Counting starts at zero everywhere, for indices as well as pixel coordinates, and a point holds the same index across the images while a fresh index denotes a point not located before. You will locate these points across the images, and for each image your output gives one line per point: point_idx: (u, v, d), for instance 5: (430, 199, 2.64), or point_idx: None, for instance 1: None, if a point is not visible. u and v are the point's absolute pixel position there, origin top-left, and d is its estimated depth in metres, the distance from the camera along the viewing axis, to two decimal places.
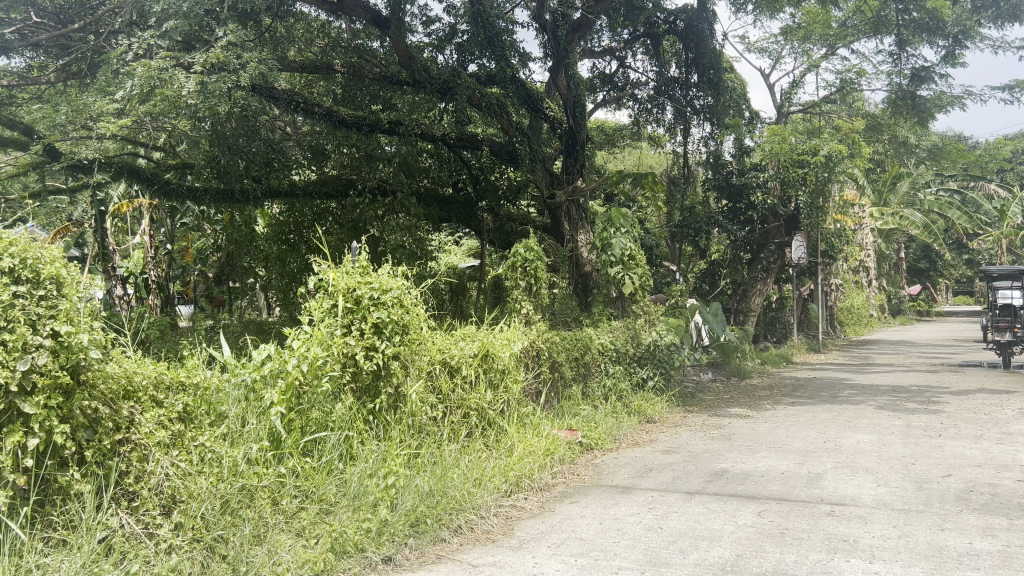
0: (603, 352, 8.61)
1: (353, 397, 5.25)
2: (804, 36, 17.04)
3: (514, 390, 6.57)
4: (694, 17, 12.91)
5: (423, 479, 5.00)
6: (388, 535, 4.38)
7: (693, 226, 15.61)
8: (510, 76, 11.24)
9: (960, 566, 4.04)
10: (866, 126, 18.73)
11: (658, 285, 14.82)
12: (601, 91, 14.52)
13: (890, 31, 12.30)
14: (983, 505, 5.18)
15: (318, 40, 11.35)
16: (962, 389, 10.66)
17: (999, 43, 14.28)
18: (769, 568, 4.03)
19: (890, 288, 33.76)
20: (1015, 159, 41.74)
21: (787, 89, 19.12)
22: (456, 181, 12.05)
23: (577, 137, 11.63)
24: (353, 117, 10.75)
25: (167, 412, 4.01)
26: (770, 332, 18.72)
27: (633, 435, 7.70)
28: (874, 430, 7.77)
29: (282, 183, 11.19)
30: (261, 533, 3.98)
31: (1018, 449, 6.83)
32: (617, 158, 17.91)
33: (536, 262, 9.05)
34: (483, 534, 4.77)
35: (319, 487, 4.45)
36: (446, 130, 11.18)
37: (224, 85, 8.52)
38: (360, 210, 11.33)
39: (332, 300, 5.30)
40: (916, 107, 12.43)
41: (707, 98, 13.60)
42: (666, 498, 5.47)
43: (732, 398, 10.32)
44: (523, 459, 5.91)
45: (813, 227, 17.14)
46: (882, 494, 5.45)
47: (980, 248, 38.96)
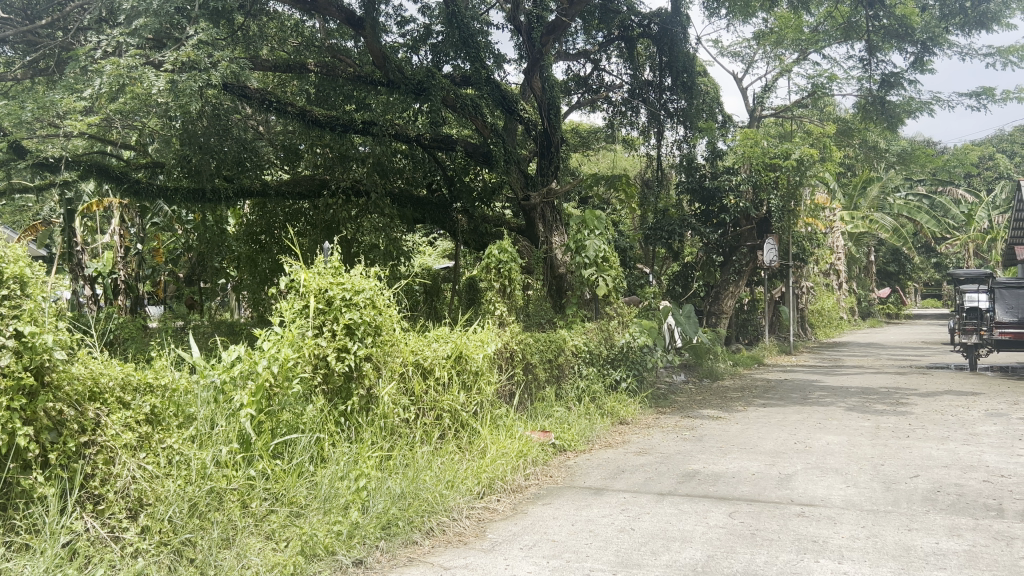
0: (576, 353, 8.60)
1: (325, 399, 5.20)
2: (777, 40, 17.22)
3: (487, 391, 6.55)
4: (668, 22, 12.93)
5: (395, 481, 4.98)
6: (359, 538, 4.37)
7: (666, 229, 15.69)
8: (486, 77, 11.11)
9: (927, 566, 4.08)
10: (837, 130, 18.91)
11: (631, 287, 14.95)
12: (576, 94, 14.54)
13: (861, 36, 12.38)
14: (950, 505, 5.25)
15: (291, 39, 11.24)
16: (929, 390, 10.85)
17: (967, 50, 14.48)
18: (740, 568, 4.06)
19: (860, 291, 34.20)
20: (983, 164, 42.40)
21: (759, 94, 19.30)
22: (430, 183, 12.13)
23: (552, 139, 11.63)
24: (326, 117, 10.70)
25: (135, 413, 3.94)
26: (742, 334, 18.81)
27: (605, 436, 7.75)
28: (844, 430, 7.90)
29: (254, 182, 11.04)
30: (230, 536, 3.95)
31: (984, 449, 6.96)
32: (591, 160, 18.00)
33: (510, 264, 9.02)
34: (455, 536, 4.75)
35: (290, 490, 4.42)
36: (420, 130, 11.30)
37: (195, 85, 8.40)
38: (333, 210, 11.25)
39: (303, 301, 5.23)
40: (886, 112, 12.64)
41: (681, 102, 13.64)
42: (639, 499, 5.49)
43: (704, 399, 10.44)
44: (496, 461, 5.91)
45: (785, 230, 17.30)
46: (852, 494, 5.52)
47: (949, 252, 39.62)
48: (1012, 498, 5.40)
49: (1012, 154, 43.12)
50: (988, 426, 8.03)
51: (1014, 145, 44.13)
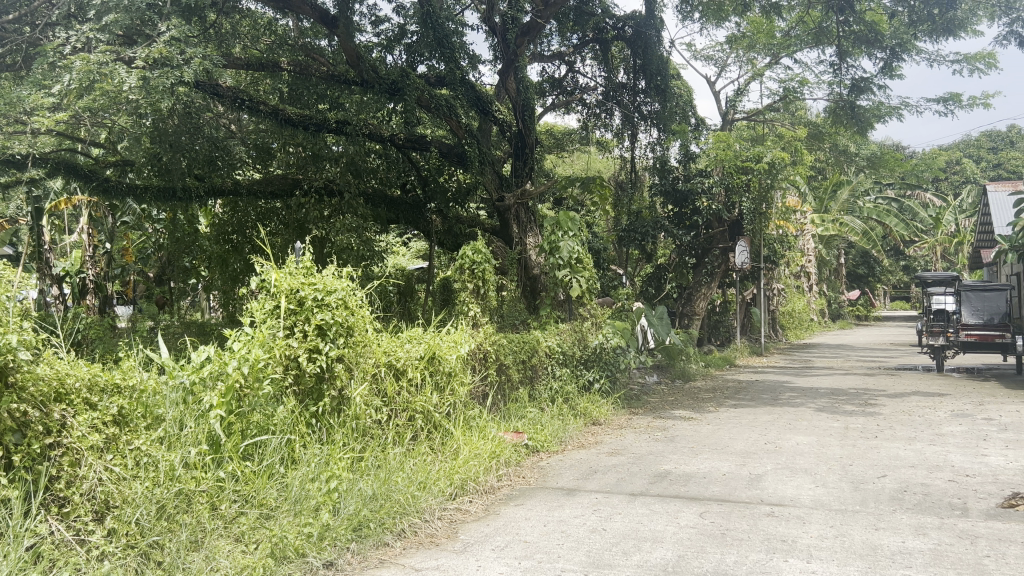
0: (550, 354, 8.61)
1: (295, 401, 5.16)
2: (749, 44, 17.35)
3: (460, 391, 6.54)
4: (643, 25, 13.05)
5: (366, 483, 4.96)
6: (330, 539, 4.34)
7: (639, 231, 15.80)
8: (460, 78, 11.01)
9: (893, 565, 4.14)
10: (808, 134, 19.11)
11: (605, 289, 15.01)
12: (550, 95, 14.49)
13: (831, 41, 12.51)
14: (916, 505, 5.32)
15: (265, 37, 11.06)
16: (897, 391, 11.00)
17: (935, 56, 14.69)
18: (710, 569, 4.08)
19: (830, 293, 34.60)
20: (950, 168, 42.97)
21: (731, 97, 19.48)
22: (404, 183, 12.06)
23: (526, 140, 11.64)
24: (299, 116, 10.67)
25: (102, 415, 3.87)
26: (714, 335, 18.97)
27: (579, 437, 7.79)
28: (813, 431, 7.98)
29: (226, 181, 10.85)
30: (199, 539, 3.93)
31: (950, 449, 7.07)
32: (565, 162, 18.04)
33: (484, 264, 9.03)
34: (427, 538, 4.75)
35: (259, 492, 4.39)
36: (395, 130, 11.34)
37: (168, 81, 8.27)
38: (306, 210, 11.19)
39: (274, 301, 5.17)
40: (856, 116, 12.79)
41: (654, 104, 13.68)
42: (611, 500, 5.51)
43: (676, 399, 10.50)
44: (468, 462, 5.90)
45: (756, 232, 17.49)
46: (821, 494, 5.58)
47: (917, 255, 40.19)
48: (976, 498, 5.49)
49: (978, 158, 43.81)
50: (954, 426, 8.18)
51: (979, 150, 44.81)
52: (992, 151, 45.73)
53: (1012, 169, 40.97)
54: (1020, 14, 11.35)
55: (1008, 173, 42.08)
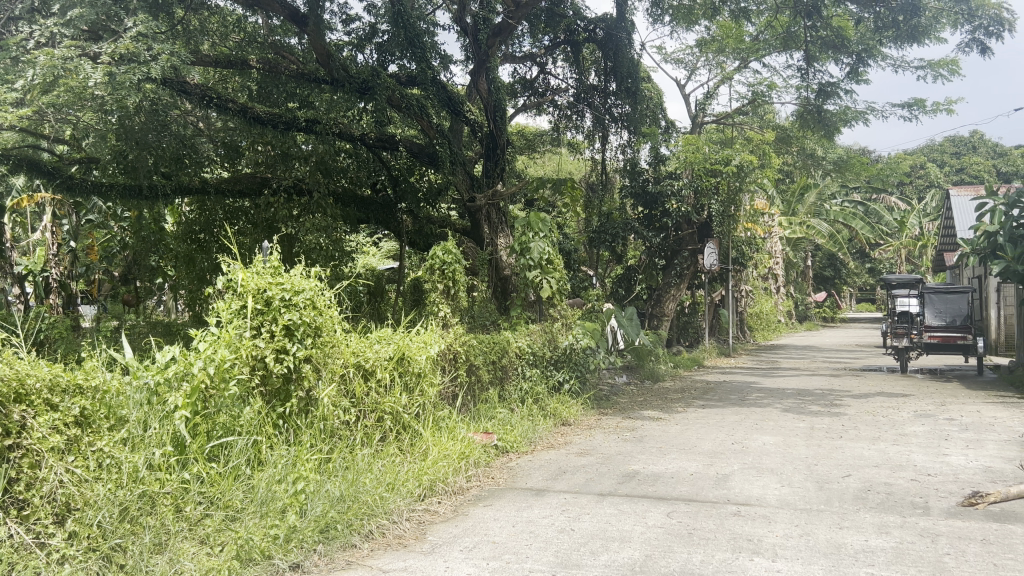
0: (520, 355, 8.61)
1: (262, 401, 5.11)
2: (719, 48, 17.48)
3: (430, 392, 6.51)
4: (614, 27, 13.14)
5: (333, 484, 4.93)
6: (296, 541, 4.31)
7: (610, 232, 15.87)
8: (431, 78, 10.96)
9: (856, 563, 4.20)
10: (777, 137, 19.30)
11: (576, 290, 15.07)
12: (522, 96, 14.47)
13: (799, 46, 12.64)
14: (879, 504, 5.41)
15: (234, 35, 10.99)
16: (862, 392, 11.16)
17: (899, 62, 14.91)
18: (676, 568, 4.11)
19: (798, 295, 35.02)
20: (914, 172, 43.66)
21: (701, 100, 19.63)
22: (375, 183, 12.02)
23: (498, 141, 11.61)
24: (268, 113, 10.56)
25: (63, 416, 3.79)
26: (683, 336, 19.10)
27: (548, 437, 7.81)
28: (779, 431, 8.07)
29: (194, 180, 10.73)
30: (163, 541, 3.90)
31: (912, 449, 7.18)
32: (537, 163, 18.07)
33: (455, 264, 8.97)
34: (394, 538, 4.74)
35: (225, 493, 4.36)
36: (365, 130, 11.23)
37: (134, 76, 8.11)
38: (274, 209, 11.06)
39: (240, 301, 5.08)
40: (822, 121, 12.94)
41: (625, 107, 13.75)
42: (579, 500, 5.53)
43: (644, 400, 10.57)
44: (437, 463, 5.88)
45: (725, 234, 17.68)
46: (786, 494, 5.64)
47: (882, 257, 40.81)
48: (937, 497, 5.59)
49: (941, 162, 44.47)
50: (916, 426, 8.31)
51: (943, 155, 45.55)
52: (956, 156, 46.49)
53: (973, 173, 41.73)
54: (981, 21, 11.36)
55: (971, 177, 42.84)
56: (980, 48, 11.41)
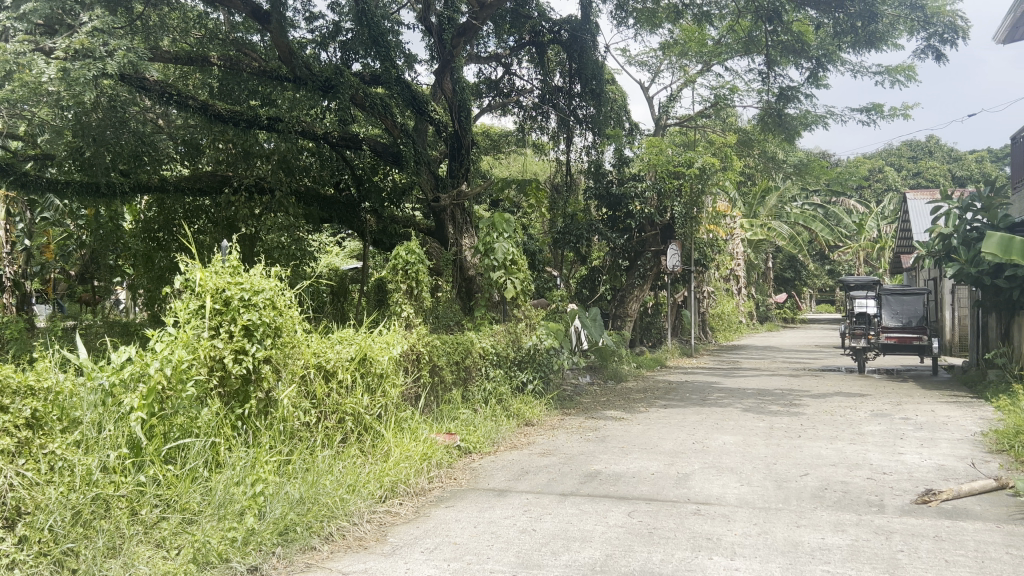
0: (484, 355, 8.59)
1: (220, 402, 5.04)
2: (682, 51, 17.62)
3: (392, 393, 6.48)
4: (579, 29, 13.15)
5: (293, 486, 4.88)
6: (255, 544, 4.27)
7: (574, 233, 15.80)
8: (395, 76, 10.94)
9: (813, 561, 4.27)
10: (739, 140, 19.47)
11: (540, 291, 15.10)
12: (487, 96, 14.47)
13: (760, 50, 12.81)
14: (835, 502, 5.49)
15: (194, 31, 10.86)
16: (821, 392, 11.33)
17: (858, 67, 15.18)
18: (636, 567, 4.14)
19: (759, 297, 35.44)
20: (873, 176, 44.39)
21: (664, 103, 19.80)
22: (338, 182, 11.92)
23: (463, 141, 11.57)
24: (229, 111, 10.43)
25: (13, 418, 3.70)
26: (646, 336, 19.23)
27: (511, 438, 7.82)
28: (740, 430, 8.16)
29: (152, 177, 10.60)
30: (117, 545, 3.84)
31: (868, 448, 7.30)
32: (502, 163, 18.07)
33: (417, 264, 8.92)
34: (355, 541, 4.71)
35: (182, 496, 4.29)
36: (328, 128, 11.14)
37: (89, 72, 7.92)
38: (235, 208, 10.94)
39: (199, 301, 4.99)
40: (782, 124, 13.13)
41: (589, 108, 13.83)
42: (541, 500, 5.54)
43: (607, 400, 10.62)
44: (399, 465, 5.85)
45: (687, 236, 17.86)
46: (745, 494, 5.69)
47: (842, 259, 41.47)
48: (892, 495, 5.70)
49: (899, 166, 45.23)
50: (873, 425, 8.45)
51: (901, 159, 46.33)
52: (913, 160, 47.35)
53: (930, 178, 42.61)
54: (936, 28, 11.59)
55: (927, 181, 43.67)
56: (935, 55, 11.66)
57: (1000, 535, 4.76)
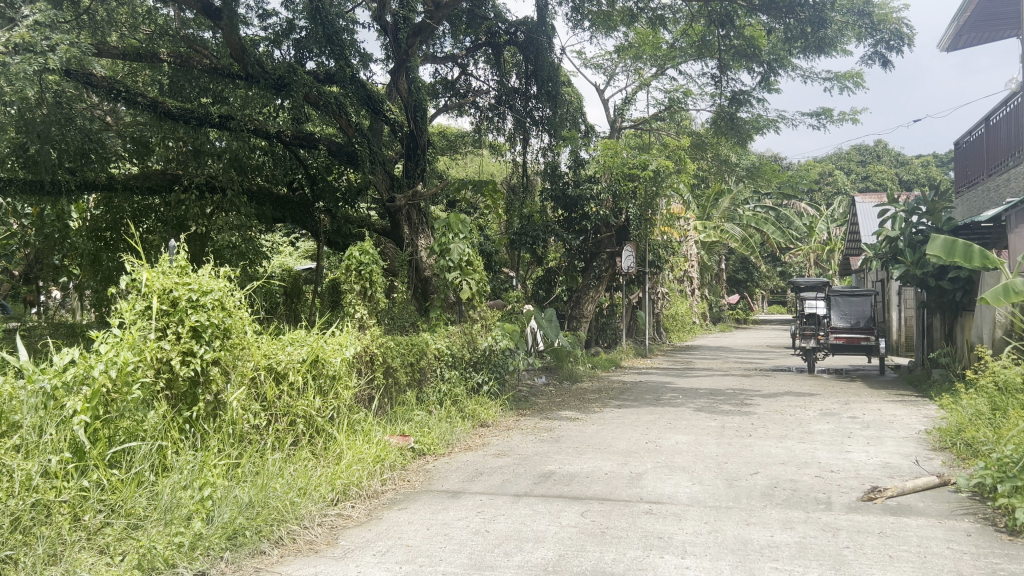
0: (438, 357, 8.57)
1: (167, 405, 4.96)
2: (636, 54, 17.72)
3: (345, 396, 6.41)
4: (535, 30, 13.10)
5: (242, 490, 4.81)
6: (202, 549, 4.19)
7: (530, 235, 15.88)
8: (350, 75, 10.83)
9: (762, 558, 4.33)
10: (692, 142, 19.67)
11: (496, 291, 15.11)
12: (443, 97, 14.39)
13: (712, 54, 12.95)
14: (784, 500, 5.59)
15: (143, 27, 10.57)
16: (771, 391, 11.51)
17: (807, 73, 15.47)
18: (589, 567, 4.16)
19: (712, 298, 35.88)
20: (824, 179, 45.20)
21: (619, 106, 19.93)
22: (292, 181, 11.77)
23: (418, 141, 11.59)
24: (179, 109, 10.29)
25: None
26: (601, 337, 19.33)
27: (465, 439, 7.79)
28: (692, 430, 8.25)
29: (99, 176, 10.37)
30: (58, 552, 3.77)
31: (816, 447, 7.43)
32: (458, 164, 18.03)
33: (371, 265, 8.86)
34: (305, 544, 4.66)
35: (127, 500, 4.21)
36: (281, 127, 10.99)
37: (29, 68, 7.70)
38: (185, 206, 10.67)
39: (145, 301, 4.89)
40: (734, 128, 13.28)
41: (546, 110, 13.85)
42: (495, 501, 5.54)
43: (562, 401, 10.65)
44: (352, 467, 5.79)
45: (642, 238, 18.04)
46: (696, 493, 5.75)
47: (794, 261, 42.15)
48: (839, 492, 5.81)
49: (848, 170, 46.07)
50: (822, 424, 8.61)
51: (850, 162, 47.22)
52: (862, 164, 48.29)
53: (878, 181, 43.59)
54: (883, 35, 11.87)
55: (876, 185, 44.59)
56: (883, 62, 11.89)
57: (942, 530, 4.89)
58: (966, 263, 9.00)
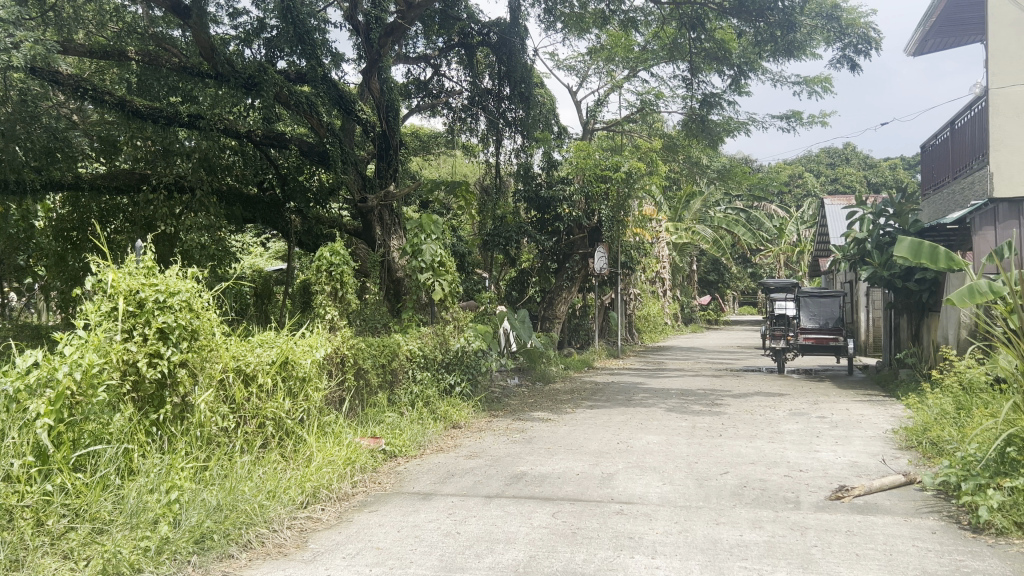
0: (410, 358, 8.55)
1: (134, 408, 4.90)
2: (609, 57, 17.78)
3: (315, 397, 6.37)
4: (507, 32, 13.11)
5: (210, 493, 4.77)
6: (169, 553, 4.15)
7: (503, 235, 15.88)
8: (322, 75, 10.76)
9: (731, 557, 4.37)
10: (665, 145, 19.79)
11: (469, 292, 15.10)
12: (415, 97, 14.32)
13: (684, 57, 13.04)
14: (754, 499, 5.64)
15: (112, 24, 10.55)
16: (742, 392, 11.60)
17: (778, 77, 15.65)
18: (560, 568, 4.17)
19: (684, 299, 36.12)
20: (793, 182, 45.69)
21: (592, 107, 19.99)
22: (261, 181, 11.72)
23: (391, 141, 11.48)
24: (148, 108, 10.21)
25: None
26: (574, 338, 19.40)
27: (437, 441, 7.77)
28: (664, 430, 8.30)
29: (65, 175, 10.19)
30: (20, 558, 3.73)
31: (786, 446, 7.51)
32: (430, 165, 17.99)
33: (342, 266, 8.79)
34: (274, 548, 4.62)
35: (92, 505, 4.16)
36: (251, 127, 10.88)
37: None
38: (155, 206, 10.66)
39: (111, 303, 4.81)
40: (705, 130, 13.40)
41: (519, 112, 13.92)
42: (467, 503, 5.54)
43: (535, 402, 10.67)
44: (321, 470, 5.76)
45: (614, 239, 18.13)
46: (667, 493, 5.78)
47: (764, 262, 42.55)
48: (808, 491, 5.88)
49: (817, 172, 46.58)
50: (791, 424, 8.69)
51: (819, 165, 47.72)
52: (830, 166, 48.86)
53: (847, 184, 44.14)
54: (851, 39, 12.03)
55: (844, 188, 45.12)
56: (850, 65, 12.08)
57: (908, 528, 4.96)
58: (932, 265, 9.10)
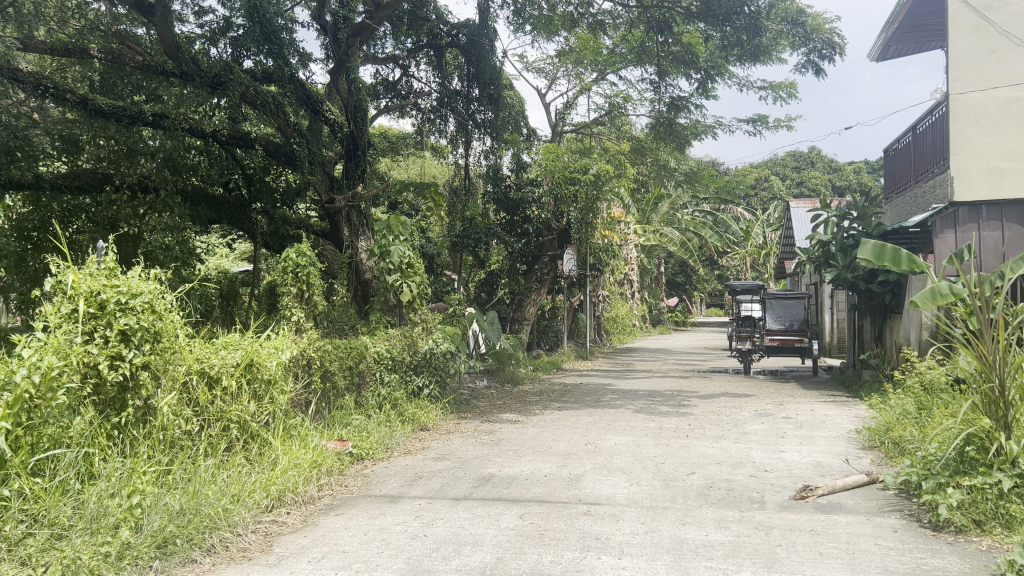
0: (377, 361, 8.50)
1: (94, 411, 4.82)
2: (577, 59, 17.82)
3: (281, 400, 6.32)
4: (475, 34, 13.12)
5: (173, 497, 4.71)
6: (130, 559, 4.08)
7: (472, 237, 16.10)
8: (288, 74, 10.63)
9: (696, 557, 4.40)
10: (633, 148, 19.90)
11: (438, 294, 15.06)
12: (384, 97, 14.34)
13: (652, 60, 13.14)
14: (719, 499, 5.69)
15: (73, 20, 10.50)
16: (709, 393, 11.70)
17: (744, 82, 15.83)
18: (526, 570, 4.17)
19: (652, 301, 36.36)
20: (759, 185, 46.14)
21: (560, 110, 20.02)
22: (227, 182, 11.37)
23: (359, 142, 11.42)
24: (111, 107, 10.13)
25: None
26: (543, 339, 19.45)
27: (404, 443, 7.73)
28: (631, 431, 8.33)
29: (25, 175, 9.92)
30: None
31: (751, 447, 7.58)
32: (399, 166, 17.90)
33: (309, 267, 8.68)
34: (238, 552, 4.57)
35: (51, 510, 4.08)
36: (217, 126, 10.78)
37: None
38: (116, 207, 10.29)
39: (71, 304, 4.71)
40: (672, 133, 13.52)
41: (487, 113, 13.77)
42: (434, 505, 5.52)
43: (503, 404, 10.66)
44: (287, 473, 5.70)
45: (582, 241, 18.21)
46: (634, 494, 5.81)
47: (732, 264, 42.97)
48: (773, 491, 5.94)
49: (783, 176, 47.09)
50: (756, 424, 8.78)
51: (785, 168, 48.23)
52: (796, 170, 49.42)
53: (812, 186, 44.65)
54: (816, 44, 12.26)
55: (809, 191, 45.63)
56: (815, 70, 12.27)
57: (870, 527, 5.03)
58: (895, 267, 9.24)
